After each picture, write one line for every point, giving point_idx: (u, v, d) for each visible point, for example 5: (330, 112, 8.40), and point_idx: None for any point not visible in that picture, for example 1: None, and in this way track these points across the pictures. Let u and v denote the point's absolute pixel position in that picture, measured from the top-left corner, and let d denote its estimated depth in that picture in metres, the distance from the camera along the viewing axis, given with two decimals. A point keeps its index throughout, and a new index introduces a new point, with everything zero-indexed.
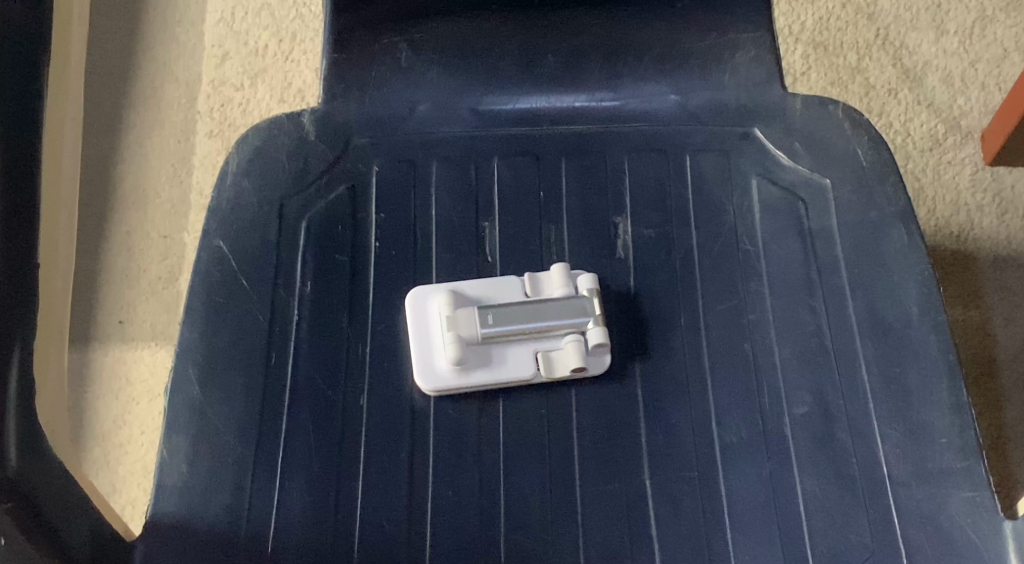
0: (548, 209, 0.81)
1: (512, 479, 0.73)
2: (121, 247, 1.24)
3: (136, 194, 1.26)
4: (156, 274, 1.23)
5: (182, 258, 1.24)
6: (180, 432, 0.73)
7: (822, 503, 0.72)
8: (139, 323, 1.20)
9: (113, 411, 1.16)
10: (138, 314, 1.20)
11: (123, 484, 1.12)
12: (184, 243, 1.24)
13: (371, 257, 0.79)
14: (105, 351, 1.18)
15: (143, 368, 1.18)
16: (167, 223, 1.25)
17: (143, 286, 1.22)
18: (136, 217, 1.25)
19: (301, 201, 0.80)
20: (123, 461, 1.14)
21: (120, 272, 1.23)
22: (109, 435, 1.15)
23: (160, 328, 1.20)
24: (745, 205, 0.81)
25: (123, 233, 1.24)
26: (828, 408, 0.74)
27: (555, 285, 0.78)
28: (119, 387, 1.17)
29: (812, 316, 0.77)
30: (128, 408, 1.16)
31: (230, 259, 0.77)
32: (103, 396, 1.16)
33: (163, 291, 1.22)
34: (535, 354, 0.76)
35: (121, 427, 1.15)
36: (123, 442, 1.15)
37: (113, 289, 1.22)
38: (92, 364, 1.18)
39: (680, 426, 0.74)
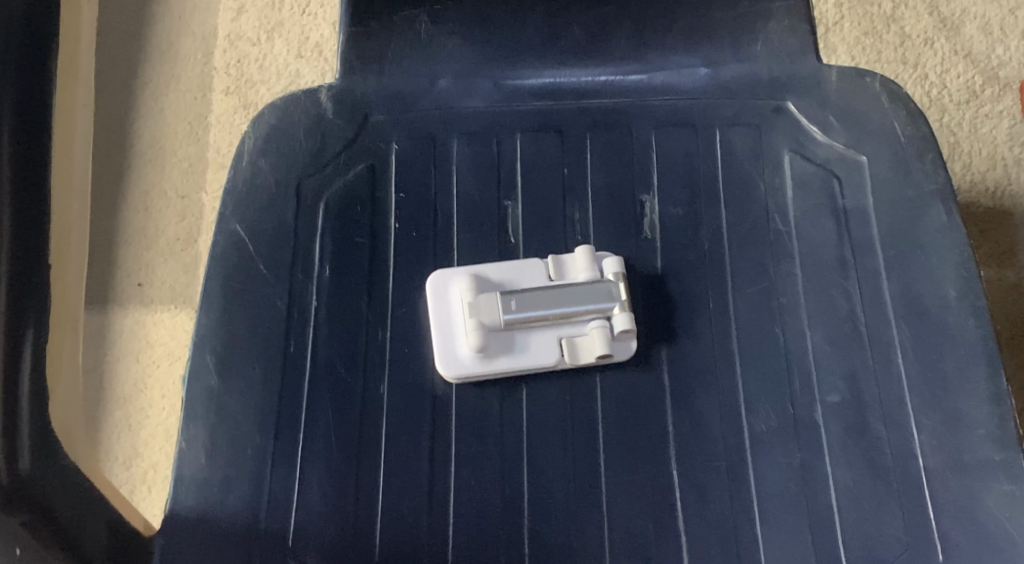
0: (573, 187, 0.79)
1: (535, 468, 0.71)
2: (139, 208, 1.22)
3: (153, 153, 1.24)
4: (173, 236, 1.21)
5: (200, 218, 1.22)
6: (197, 422, 0.71)
7: (854, 495, 0.69)
8: (158, 285, 1.19)
9: (133, 374, 1.15)
10: (156, 276, 1.19)
11: (146, 447, 1.12)
12: (202, 203, 1.22)
13: (391, 237, 0.77)
14: (125, 314, 1.17)
15: (162, 330, 1.17)
16: (185, 182, 1.23)
17: (161, 246, 1.21)
18: (153, 175, 1.23)
19: (319, 181, 0.78)
20: (145, 424, 1.14)
21: (139, 233, 1.21)
22: (129, 400, 1.14)
23: (179, 290, 1.19)
24: (777, 182, 0.78)
25: (141, 194, 1.23)
26: (862, 395, 0.71)
27: (580, 268, 0.76)
28: (138, 353, 1.16)
29: (846, 300, 0.74)
30: (148, 371, 1.15)
31: (246, 243, 0.75)
32: (122, 359, 1.16)
33: (180, 253, 1.21)
34: (559, 340, 0.74)
35: (142, 390, 1.15)
36: (145, 405, 1.14)
37: (132, 250, 1.20)
38: (111, 326, 1.17)
39: (709, 412, 0.73)
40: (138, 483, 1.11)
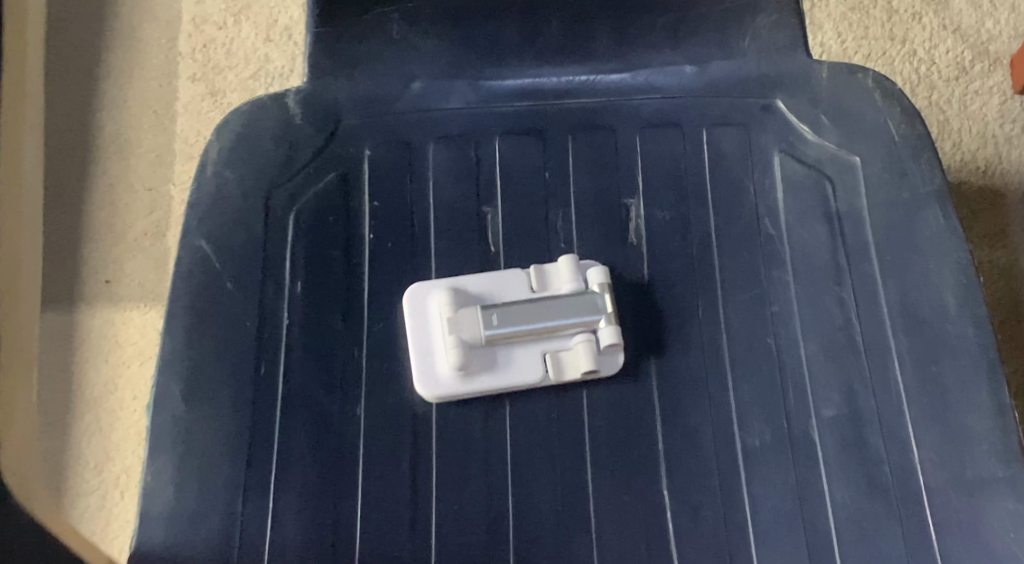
0: (554, 192, 0.75)
1: (520, 492, 0.69)
2: (110, 205, 1.17)
3: (118, 144, 1.19)
4: (142, 231, 1.17)
5: (169, 211, 1.17)
6: (164, 453, 0.68)
7: (853, 514, 0.67)
8: (127, 283, 1.14)
9: (103, 376, 1.11)
10: (125, 274, 1.14)
11: (116, 451, 1.08)
12: (171, 196, 1.18)
13: (365, 251, 0.74)
14: (93, 313, 1.13)
15: (132, 329, 1.12)
16: (153, 174, 1.18)
17: (130, 242, 1.16)
18: (118, 167, 1.19)
19: (288, 192, 0.74)
20: (116, 426, 1.09)
21: (108, 231, 1.16)
22: (100, 402, 1.10)
23: (149, 287, 1.14)
24: (767, 183, 0.75)
25: (107, 187, 1.18)
26: (859, 409, 0.69)
27: (563, 279, 0.73)
28: (108, 353, 1.11)
29: (840, 309, 0.71)
30: (118, 372, 1.11)
31: (213, 260, 0.72)
32: (91, 360, 1.11)
33: (149, 248, 1.16)
34: (543, 356, 0.71)
35: (112, 392, 1.10)
36: (115, 408, 1.10)
37: (99, 245, 1.15)
38: (78, 326, 1.12)
39: (700, 428, 0.70)
40: (111, 488, 1.07)
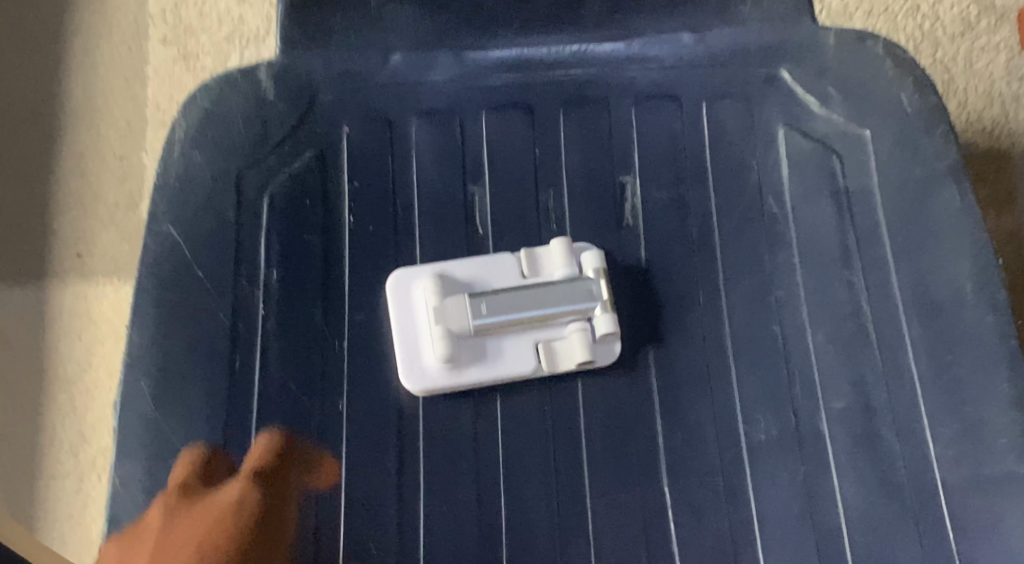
0: (546, 171, 0.71)
1: (513, 491, 0.65)
2: (79, 172, 1.01)
3: (89, 108, 1.03)
4: (114, 200, 1.01)
5: (143, 181, 1.01)
6: (132, 457, 0.63)
7: (865, 513, 0.64)
8: (100, 256, 0.99)
9: (76, 354, 0.96)
10: (98, 244, 0.99)
11: (93, 432, 0.95)
12: (145, 165, 1.01)
13: (346, 235, 0.69)
14: (63, 289, 0.98)
15: (107, 304, 0.98)
16: (125, 142, 1.02)
17: (100, 215, 1.00)
18: (89, 135, 1.02)
19: (261, 173, 0.69)
20: (93, 407, 0.95)
21: (78, 199, 1.00)
22: (74, 380, 0.96)
23: (124, 261, 0.99)
24: (771, 160, 0.71)
25: (76, 157, 1.02)
26: (871, 401, 0.66)
27: (556, 264, 0.68)
28: (84, 325, 0.97)
29: (849, 295, 0.68)
30: (93, 349, 0.96)
31: (181, 247, 0.67)
32: (63, 336, 0.97)
33: (122, 220, 1.00)
34: (536, 345, 0.67)
35: (86, 371, 0.96)
36: (91, 387, 0.96)
37: (65, 220, 1.00)
38: (47, 303, 0.98)
39: (702, 422, 0.66)
40: (88, 473, 0.94)
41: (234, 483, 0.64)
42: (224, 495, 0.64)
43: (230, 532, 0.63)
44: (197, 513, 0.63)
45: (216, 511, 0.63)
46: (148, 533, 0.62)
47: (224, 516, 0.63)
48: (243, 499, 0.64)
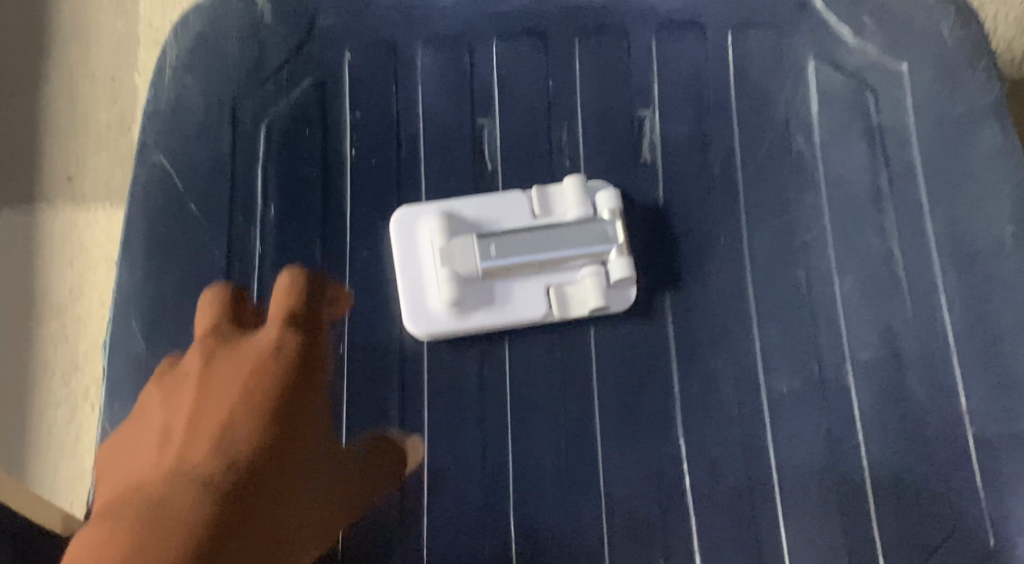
0: (559, 103, 0.67)
1: (521, 442, 0.62)
2: (67, 93, 0.89)
3: (75, 21, 0.91)
4: (105, 122, 0.89)
5: (136, 100, 0.89)
6: (122, 400, 0.60)
7: (889, 470, 0.61)
8: (92, 178, 0.87)
9: (67, 278, 0.85)
10: (90, 166, 0.87)
11: (86, 364, 0.84)
12: (136, 84, 0.89)
13: (347, 168, 0.65)
14: (53, 214, 0.87)
15: (100, 228, 0.86)
16: (115, 59, 0.90)
17: (89, 136, 0.88)
18: (76, 50, 0.90)
19: (257, 101, 0.65)
20: (85, 337, 0.84)
21: (66, 123, 0.88)
22: (65, 314, 0.85)
23: (116, 186, 0.87)
24: (800, 94, 0.67)
25: (63, 74, 0.89)
26: (900, 353, 0.62)
27: (569, 205, 0.64)
28: (76, 254, 0.85)
29: (881, 240, 0.64)
30: (85, 275, 0.85)
31: (173, 178, 0.63)
32: (51, 262, 0.85)
33: (116, 143, 0.88)
34: (547, 290, 0.63)
35: (78, 299, 0.85)
36: (83, 316, 0.85)
37: (53, 142, 0.88)
38: (35, 227, 0.86)
39: (721, 372, 0.63)
40: (80, 407, 0.83)
41: (268, 328, 0.61)
42: (259, 338, 0.60)
43: (271, 371, 0.59)
44: (234, 352, 0.59)
45: (254, 350, 0.59)
46: (185, 376, 0.59)
47: (263, 355, 0.59)
48: (279, 340, 0.60)
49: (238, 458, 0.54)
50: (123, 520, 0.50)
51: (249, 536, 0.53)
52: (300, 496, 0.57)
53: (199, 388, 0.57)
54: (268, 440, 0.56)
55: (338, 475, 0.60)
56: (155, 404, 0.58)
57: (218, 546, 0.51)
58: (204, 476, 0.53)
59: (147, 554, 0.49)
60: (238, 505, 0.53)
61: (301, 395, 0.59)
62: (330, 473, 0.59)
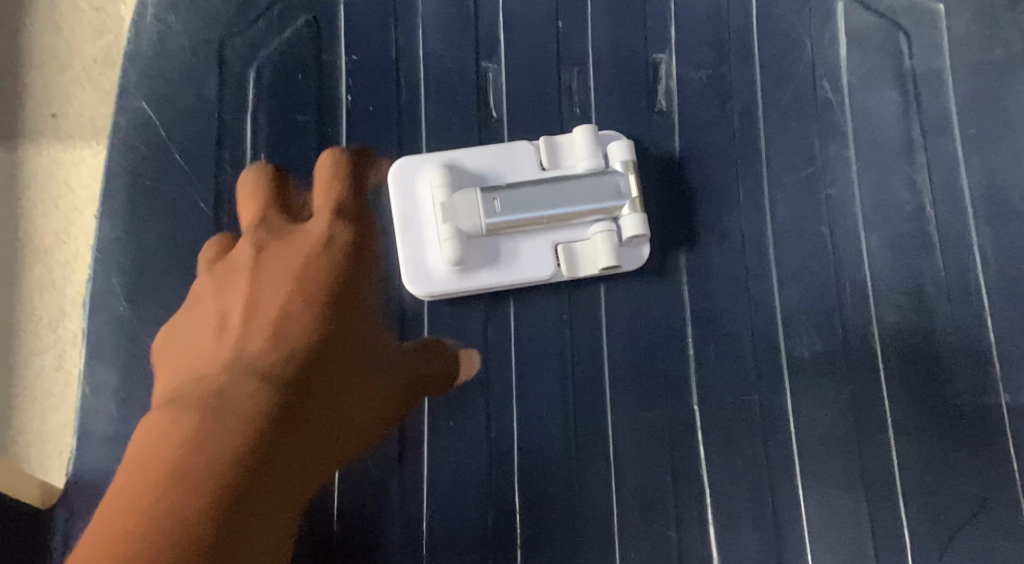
0: (569, 46, 0.63)
1: (526, 408, 0.58)
2: (48, 23, 0.74)
3: None
4: (90, 56, 0.73)
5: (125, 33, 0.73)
6: (104, 363, 0.57)
7: (916, 440, 0.58)
8: (74, 120, 0.72)
9: (48, 217, 0.71)
10: (72, 107, 0.72)
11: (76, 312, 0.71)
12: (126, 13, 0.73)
13: (342, 114, 0.61)
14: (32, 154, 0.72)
15: (88, 169, 0.72)
16: None
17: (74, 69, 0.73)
18: None
19: (246, 42, 0.61)
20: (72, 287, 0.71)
21: (49, 58, 0.73)
22: (50, 262, 0.71)
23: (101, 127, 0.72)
24: (827, 36, 0.62)
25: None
26: (930, 316, 0.59)
27: (579, 156, 0.60)
28: (59, 194, 0.71)
29: (911, 195, 0.60)
30: (71, 219, 0.71)
31: (156, 126, 0.60)
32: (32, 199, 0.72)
33: (101, 78, 0.73)
34: (555, 247, 0.59)
35: (61, 244, 0.71)
36: (70, 262, 0.71)
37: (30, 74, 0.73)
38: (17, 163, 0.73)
39: (739, 334, 0.59)
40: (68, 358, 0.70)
41: (317, 222, 0.58)
42: (312, 228, 0.58)
43: (329, 261, 0.57)
44: (287, 244, 0.58)
45: (309, 242, 0.58)
46: (236, 268, 0.57)
47: (316, 247, 0.58)
48: (335, 231, 0.58)
49: (295, 348, 0.54)
50: (177, 421, 0.50)
51: (294, 446, 0.52)
52: (355, 399, 0.56)
53: (252, 279, 0.56)
54: (326, 336, 0.55)
55: (375, 396, 0.57)
56: (207, 292, 0.56)
57: (263, 465, 0.49)
58: (261, 367, 0.53)
59: (200, 456, 0.48)
60: (291, 407, 0.52)
61: (360, 298, 0.58)
62: (369, 393, 0.56)
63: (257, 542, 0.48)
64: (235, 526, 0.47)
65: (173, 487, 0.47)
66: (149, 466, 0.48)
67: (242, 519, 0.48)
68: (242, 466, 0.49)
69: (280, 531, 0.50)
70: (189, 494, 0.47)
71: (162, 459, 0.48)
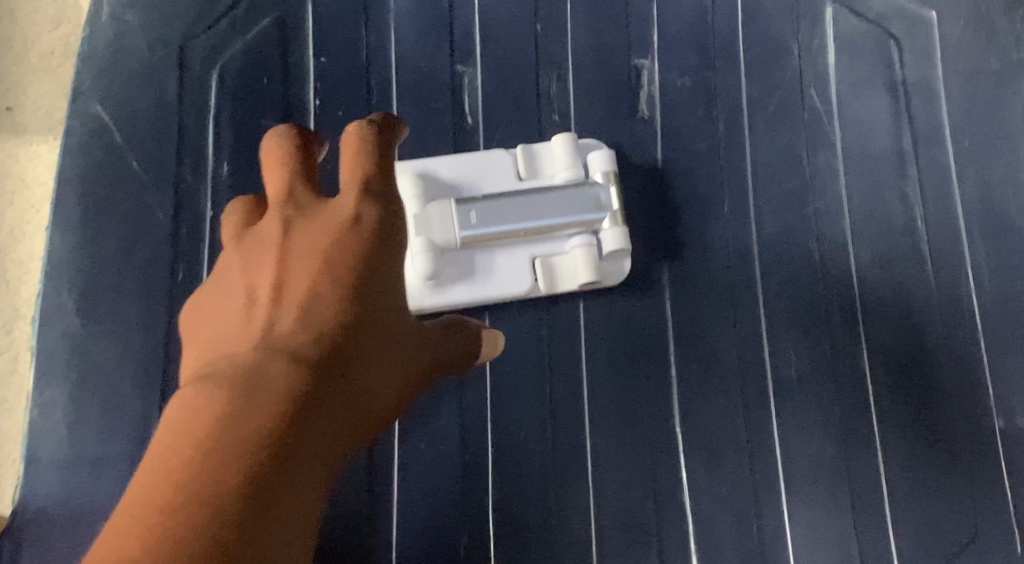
0: (548, 50, 0.60)
1: (502, 429, 0.56)
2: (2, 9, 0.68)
3: None
4: (47, 48, 0.67)
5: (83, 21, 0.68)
6: (54, 382, 0.53)
7: (906, 463, 0.56)
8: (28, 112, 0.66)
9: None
10: (28, 99, 0.67)
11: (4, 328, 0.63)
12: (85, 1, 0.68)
13: (310, 119, 0.58)
14: None
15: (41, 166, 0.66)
16: None
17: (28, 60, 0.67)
18: None
19: (208, 43, 0.58)
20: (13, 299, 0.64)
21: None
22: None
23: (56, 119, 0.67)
24: (815, 42, 0.60)
25: None
26: (922, 335, 0.57)
27: (558, 166, 0.57)
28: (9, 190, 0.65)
29: (903, 208, 0.58)
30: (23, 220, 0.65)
31: (112, 130, 0.56)
32: None
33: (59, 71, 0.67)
34: (533, 262, 0.57)
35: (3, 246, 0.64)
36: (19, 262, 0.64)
37: None
38: None
39: (724, 352, 0.57)
40: None
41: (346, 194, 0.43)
42: (339, 202, 0.43)
43: (357, 247, 0.42)
44: (314, 220, 0.42)
45: (334, 222, 0.42)
46: (263, 241, 0.42)
47: (344, 228, 0.42)
48: (364, 210, 0.42)
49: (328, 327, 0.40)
50: (198, 410, 0.38)
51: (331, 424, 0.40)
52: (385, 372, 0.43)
53: (280, 254, 0.41)
54: (362, 307, 0.41)
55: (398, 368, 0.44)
56: (231, 267, 0.42)
57: (297, 444, 0.38)
58: (286, 347, 0.39)
59: (230, 440, 0.37)
60: (322, 389, 0.40)
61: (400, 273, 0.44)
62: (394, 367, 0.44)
63: (291, 536, 0.38)
64: (260, 525, 0.36)
65: (177, 509, 0.36)
66: (165, 464, 0.37)
67: (271, 504, 0.37)
68: (265, 452, 0.37)
69: (306, 543, 0.39)
70: (217, 475, 0.36)
71: (175, 453, 0.37)
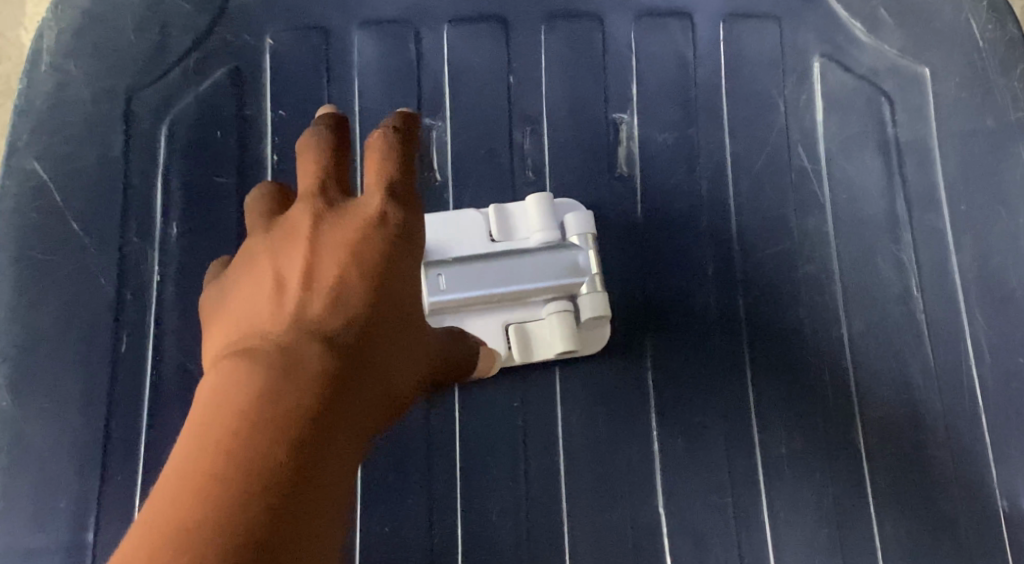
0: (522, 103, 0.56)
1: (473, 511, 0.52)
2: None
3: None
4: None
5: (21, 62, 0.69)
6: None
7: (905, 546, 0.52)
8: None
9: None
10: None
11: None
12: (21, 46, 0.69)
13: (266, 176, 0.54)
14: None
15: None
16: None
17: None
18: None
19: (158, 95, 0.54)
20: None
21: None
22: None
23: None
24: (802, 98, 0.57)
25: None
26: (919, 410, 0.54)
27: (532, 226, 0.54)
28: None
29: (897, 275, 0.55)
30: None
31: (51, 189, 0.52)
32: None
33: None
34: (506, 328, 0.53)
35: None
36: None
37: None
38: None
39: (710, 426, 0.53)
40: None
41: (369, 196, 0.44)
42: (364, 201, 0.43)
43: (380, 243, 0.42)
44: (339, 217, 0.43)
45: (362, 217, 0.43)
46: (293, 234, 0.42)
47: (370, 225, 0.43)
48: (390, 210, 0.43)
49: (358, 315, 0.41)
50: (237, 383, 0.38)
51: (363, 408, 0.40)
52: (410, 357, 0.43)
53: (310, 246, 0.42)
54: (388, 295, 0.42)
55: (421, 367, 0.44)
56: (260, 256, 0.42)
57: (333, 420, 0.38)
58: (319, 328, 0.40)
59: (272, 414, 0.37)
60: (355, 370, 0.40)
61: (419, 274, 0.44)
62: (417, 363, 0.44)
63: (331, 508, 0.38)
64: (307, 494, 0.36)
65: (223, 480, 0.35)
66: (206, 438, 0.36)
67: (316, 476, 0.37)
68: (302, 428, 0.37)
69: (345, 510, 0.38)
70: (263, 444, 0.36)
71: (217, 429, 0.36)
